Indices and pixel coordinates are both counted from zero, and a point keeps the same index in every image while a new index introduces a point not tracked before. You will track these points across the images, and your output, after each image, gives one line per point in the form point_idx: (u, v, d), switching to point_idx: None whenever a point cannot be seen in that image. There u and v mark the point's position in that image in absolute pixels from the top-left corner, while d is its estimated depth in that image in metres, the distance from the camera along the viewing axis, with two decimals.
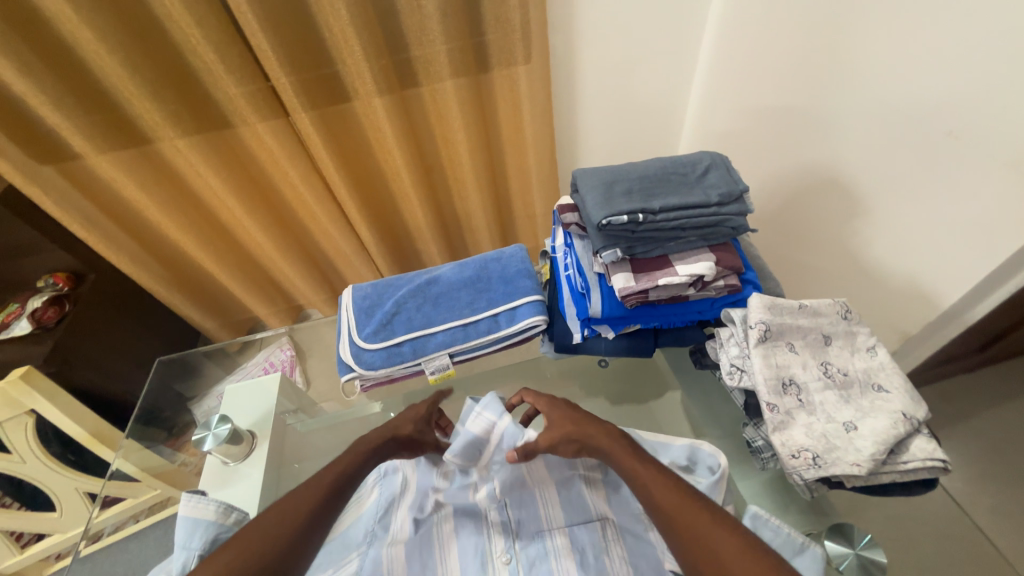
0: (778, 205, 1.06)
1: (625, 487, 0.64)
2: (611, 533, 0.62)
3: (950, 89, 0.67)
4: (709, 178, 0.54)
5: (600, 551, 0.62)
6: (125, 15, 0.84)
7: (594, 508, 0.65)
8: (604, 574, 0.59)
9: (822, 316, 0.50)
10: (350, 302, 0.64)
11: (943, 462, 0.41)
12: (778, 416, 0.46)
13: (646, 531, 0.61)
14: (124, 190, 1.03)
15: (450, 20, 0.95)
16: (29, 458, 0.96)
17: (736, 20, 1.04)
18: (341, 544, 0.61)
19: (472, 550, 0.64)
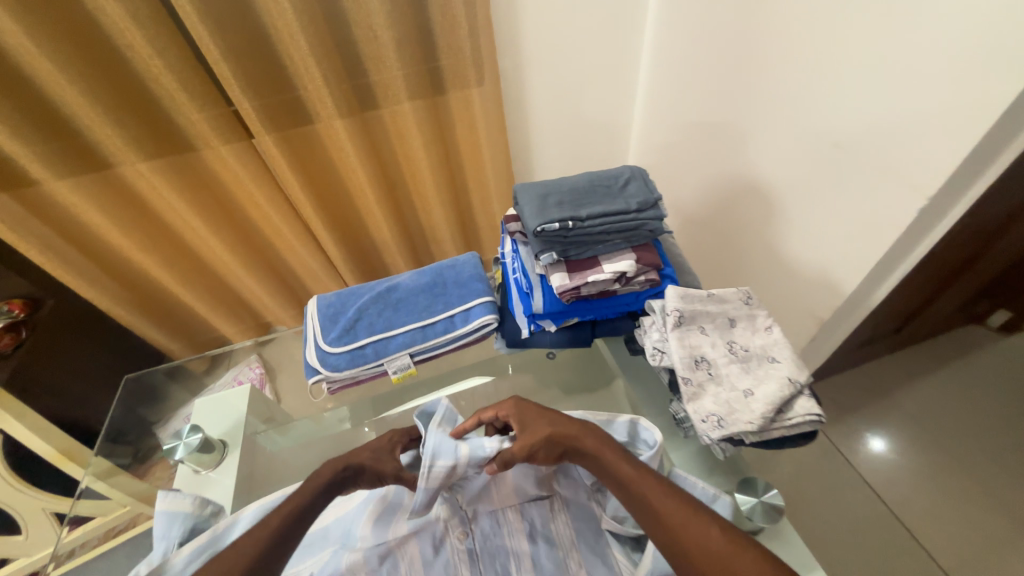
0: (713, 211, 1.17)
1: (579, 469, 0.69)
2: (558, 505, 0.69)
3: (833, 109, 0.79)
4: (629, 190, 0.64)
5: (547, 520, 0.69)
6: (87, 47, 0.87)
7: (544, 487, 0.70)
8: (552, 539, 0.67)
9: (728, 302, 0.59)
10: (316, 310, 0.69)
11: (818, 416, 0.50)
12: (691, 388, 0.54)
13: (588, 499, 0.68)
14: (84, 214, 1.04)
15: (405, 48, 1.02)
16: None
17: (666, 47, 1.16)
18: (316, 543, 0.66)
19: (432, 540, 0.67)
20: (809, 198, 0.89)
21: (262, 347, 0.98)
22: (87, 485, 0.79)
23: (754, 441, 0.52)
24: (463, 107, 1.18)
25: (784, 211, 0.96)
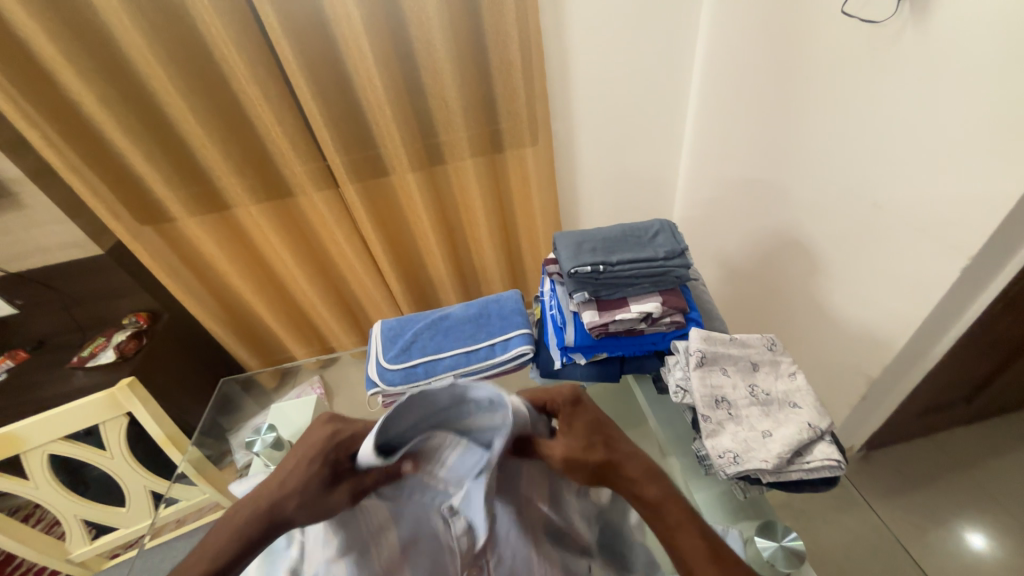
0: (757, 263, 1.19)
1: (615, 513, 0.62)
2: None
3: (869, 170, 0.82)
4: (657, 240, 0.71)
5: None
6: (227, 117, 1.11)
7: None
8: None
9: (751, 347, 0.62)
10: (379, 332, 0.80)
11: (837, 461, 0.51)
12: (710, 425, 0.57)
13: None
14: (203, 245, 1.26)
15: (471, 114, 1.19)
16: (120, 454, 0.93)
17: (708, 111, 1.25)
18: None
19: None
20: (853, 253, 0.90)
21: (325, 372, 1.10)
22: (181, 469, 0.93)
23: (772, 481, 0.53)
24: (518, 163, 1.32)
25: (827, 265, 0.96)
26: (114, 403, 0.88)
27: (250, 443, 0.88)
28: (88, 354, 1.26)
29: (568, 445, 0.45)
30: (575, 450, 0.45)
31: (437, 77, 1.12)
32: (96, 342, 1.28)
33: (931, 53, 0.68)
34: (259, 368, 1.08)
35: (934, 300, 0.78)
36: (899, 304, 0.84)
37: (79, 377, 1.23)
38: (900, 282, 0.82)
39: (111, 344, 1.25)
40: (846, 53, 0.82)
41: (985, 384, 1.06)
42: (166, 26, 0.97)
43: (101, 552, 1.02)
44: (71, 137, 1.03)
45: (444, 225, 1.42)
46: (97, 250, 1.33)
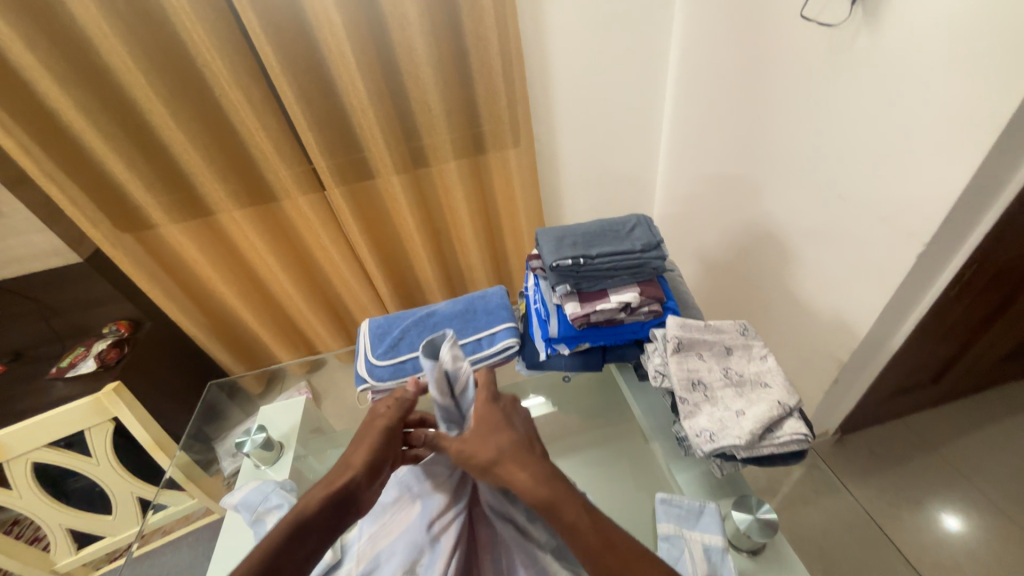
0: (734, 257, 1.23)
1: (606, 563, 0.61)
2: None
3: (832, 164, 0.87)
4: (635, 234, 0.74)
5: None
6: (210, 123, 1.11)
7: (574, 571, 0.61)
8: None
9: (725, 332, 0.66)
10: (367, 330, 0.81)
11: (804, 435, 0.55)
12: (687, 406, 0.60)
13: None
14: (187, 251, 1.26)
15: (454, 116, 1.22)
16: (106, 461, 0.92)
17: (684, 112, 1.29)
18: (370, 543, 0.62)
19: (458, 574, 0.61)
20: (821, 244, 0.94)
21: (311, 376, 1.09)
22: (170, 474, 0.92)
23: (745, 456, 0.57)
24: (501, 164, 1.35)
25: (798, 256, 1.01)
26: (100, 410, 0.87)
27: (239, 444, 0.88)
28: (68, 363, 1.23)
29: (504, 446, 0.56)
30: (508, 449, 0.55)
31: (419, 81, 1.14)
32: (77, 352, 1.26)
33: (884, 53, 0.73)
34: (243, 372, 1.05)
35: (895, 286, 0.83)
36: (864, 291, 0.88)
37: (60, 388, 1.21)
38: (865, 269, 0.87)
39: (93, 353, 1.23)
40: (809, 53, 0.86)
41: (948, 366, 1.12)
42: (145, 32, 0.97)
43: (88, 562, 1.00)
44: (48, 145, 1.02)
45: (429, 226, 1.44)
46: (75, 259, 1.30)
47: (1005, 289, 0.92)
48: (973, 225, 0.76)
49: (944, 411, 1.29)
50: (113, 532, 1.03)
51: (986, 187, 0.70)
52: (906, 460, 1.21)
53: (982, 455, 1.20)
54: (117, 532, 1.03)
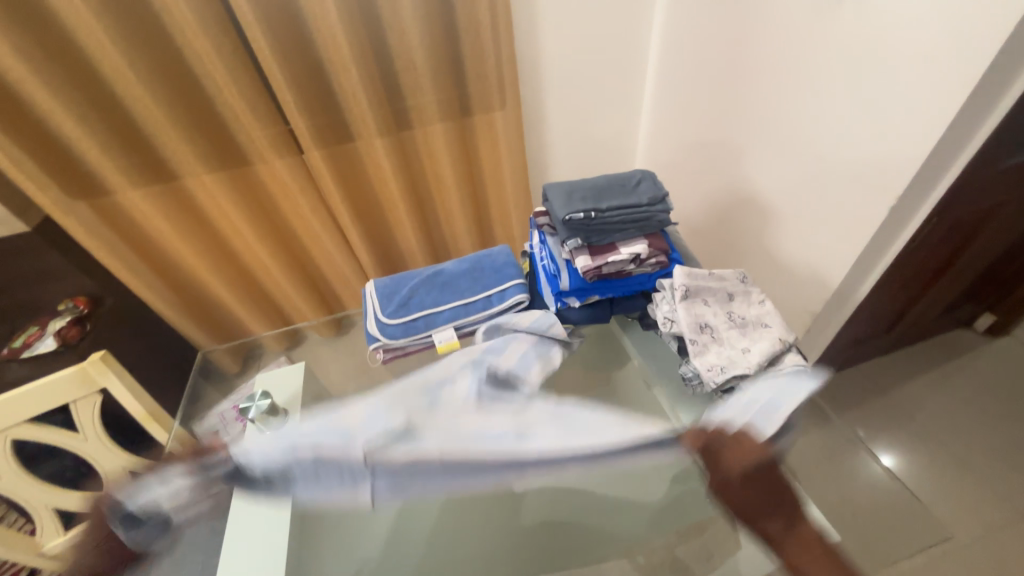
0: (713, 220, 1.29)
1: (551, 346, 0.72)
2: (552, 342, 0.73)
3: (812, 125, 0.92)
4: (640, 187, 0.76)
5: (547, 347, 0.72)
6: (166, 70, 0.99)
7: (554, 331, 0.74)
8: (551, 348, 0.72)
9: (727, 280, 0.70)
10: (374, 291, 0.79)
11: (803, 366, 0.60)
12: (696, 348, 0.64)
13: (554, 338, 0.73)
14: (150, 220, 1.15)
15: (439, 75, 1.18)
16: (93, 436, 0.93)
17: (669, 74, 1.30)
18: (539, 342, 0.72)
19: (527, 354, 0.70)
20: (799, 203, 1.00)
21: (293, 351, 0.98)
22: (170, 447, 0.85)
23: None
24: (487, 128, 1.33)
25: (778, 215, 1.06)
26: (85, 378, 0.87)
27: (243, 409, 0.83)
28: (21, 343, 1.14)
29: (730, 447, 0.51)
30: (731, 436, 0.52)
31: (404, 37, 1.09)
32: (30, 331, 1.17)
33: None
34: (209, 346, 1.03)
35: (868, 239, 0.89)
36: (837, 245, 0.95)
37: (15, 368, 1.12)
38: (841, 224, 0.93)
39: (52, 331, 1.14)
40: (795, 20, 0.89)
41: (900, 318, 1.24)
42: None
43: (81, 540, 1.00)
44: None
45: (414, 194, 1.40)
46: (20, 229, 1.17)
47: (954, 244, 1.02)
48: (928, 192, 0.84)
49: (893, 359, 1.43)
50: None
51: (954, 145, 0.77)
52: (859, 403, 1.35)
53: (922, 396, 1.35)
54: None
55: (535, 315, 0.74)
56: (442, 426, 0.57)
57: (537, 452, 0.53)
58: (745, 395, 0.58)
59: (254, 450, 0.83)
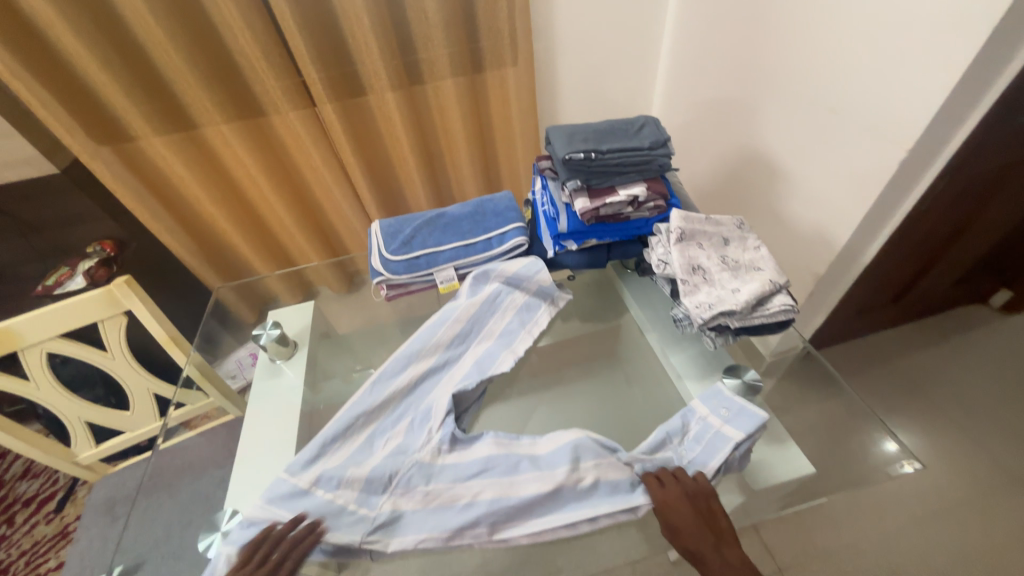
0: (722, 181, 1.27)
1: (536, 312, 0.80)
2: (539, 309, 0.80)
3: (827, 77, 0.89)
4: (643, 132, 0.76)
5: (531, 319, 0.79)
6: (182, 14, 1.00)
7: (541, 297, 0.81)
8: (536, 321, 0.79)
9: (723, 225, 0.71)
10: (379, 230, 0.81)
11: (790, 307, 0.61)
12: (687, 287, 0.65)
13: (539, 308, 0.80)
14: (171, 168, 1.19)
15: (451, 28, 1.17)
16: (120, 354, 1.01)
17: (686, 30, 1.27)
18: (525, 307, 0.79)
19: (513, 325, 0.78)
20: (809, 161, 0.98)
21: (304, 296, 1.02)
22: (187, 372, 0.91)
23: (738, 327, 0.63)
24: (499, 84, 1.32)
25: (787, 174, 1.05)
26: (111, 301, 0.94)
27: (255, 336, 0.89)
28: (54, 282, 1.21)
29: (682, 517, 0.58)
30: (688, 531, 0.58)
31: None
32: (61, 271, 1.23)
33: None
34: (217, 287, 1.01)
35: (876, 197, 0.88)
36: (844, 206, 0.94)
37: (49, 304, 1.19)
38: (849, 183, 0.91)
39: (81, 271, 1.21)
40: None
41: (909, 287, 1.23)
42: None
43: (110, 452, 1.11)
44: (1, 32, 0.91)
45: (424, 151, 1.42)
46: (48, 173, 1.22)
47: (968, 210, 1.00)
48: (940, 151, 0.82)
49: (900, 331, 1.42)
50: (130, 428, 1.14)
51: (973, 98, 0.74)
52: (859, 372, 1.35)
53: (925, 368, 1.35)
54: (134, 427, 1.15)
55: (522, 262, 0.78)
56: (431, 461, 0.65)
57: (512, 492, 0.61)
58: (701, 415, 0.67)
59: (267, 379, 0.89)
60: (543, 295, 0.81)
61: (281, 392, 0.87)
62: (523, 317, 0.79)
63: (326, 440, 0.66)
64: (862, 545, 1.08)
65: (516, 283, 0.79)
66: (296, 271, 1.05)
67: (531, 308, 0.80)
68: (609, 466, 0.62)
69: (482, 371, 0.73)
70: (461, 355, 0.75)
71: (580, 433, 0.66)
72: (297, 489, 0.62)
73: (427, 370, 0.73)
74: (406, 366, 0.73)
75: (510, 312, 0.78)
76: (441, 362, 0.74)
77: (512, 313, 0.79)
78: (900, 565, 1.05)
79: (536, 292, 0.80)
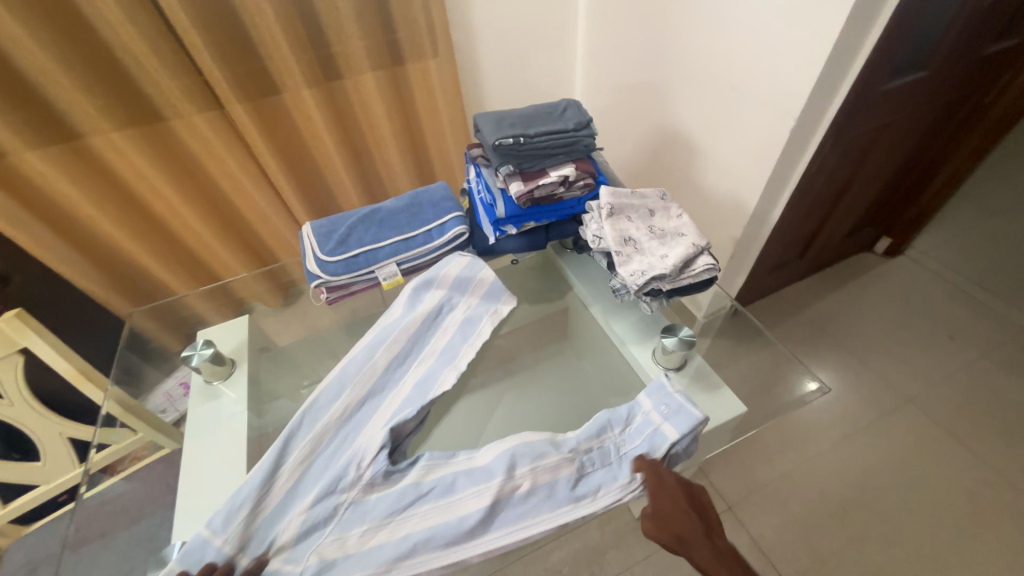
0: (645, 159, 1.35)
1: (478, 322, 0.76)
2: (481, 319, 0.77)
3: (724, 56, 0.97)
4: (567, 114, 0.79)
5: (473, 330, 0.76)
6: (47, 8, 0.88)
7: (483, 307, 0.78)
8: (477, 332, 0.76)
9: (647, 197, 0.76)
10: (311, 232, 0.78)
11: (712, 265, 0.67)
12: (621, 258, 0.69)
13: (480, 319, 0.77)
14: (54, 186, 1.05)
15: (365, 19, 1.13)
16: (21, 400, 0.92)
17: (598, 18, 1.32)
18: (466, 321, 0.76)
19: (454, 339, 0.75)
20: (717, 134, 1.07)
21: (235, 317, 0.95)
22: (105, 409, 0.83)
23: (669, 289, 0.69)
24: (421, 77, 1.30)
25: (701, 148, 1.14)
26: (2, 341, 0.83)
27: (185, 358, 0.82)
28: None
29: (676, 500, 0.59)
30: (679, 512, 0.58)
31: None
32: None
33: None
34: (130, 314, 0.92)
35: (774, 163, 0.98)
36: (750, 173, 1.04)
37: None
38: (752, 151, 1.01)
39: None
40: None
41: (810, 243, 1.38)
42: None
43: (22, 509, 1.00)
44: None
45: (350, 149, 1.37)
46: None
47: (849, 170, 1.14)
48: (821, 117, 0.93)
49: (807, 282, 1.60)
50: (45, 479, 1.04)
51: (842, 69, 0.85)
52: (778, 322, 1.51)
53: (830, 313, 1.53)
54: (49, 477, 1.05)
55: (463, 264, 0.78)
56: (364, 499, 0.60)
57: (447, 525, 0.57)
58: (645, 411, 0.68)
59: (203, 403, 0.82)
60: (487, 300, 0.78)
61: (222, 415, 0.81)
62: (464, 329, 0.76)
63: (249, 488, 0.59)
64: (793, 473, 1.22)
65: (461, 287, 0.78)
66: (222, 286, 0.98)
67: (472, 317, 0.77)
68: (546, 468, 0.61)
69: (424, 394, 0.69)
70: (397, 375, 0.71)
71: (518, 442, 0.64)
72: (219, 553, 0.56)
73: (360, 395, 0.68)
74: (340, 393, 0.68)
75: (450, 327, 0.75)
76: (377, 385, 0.70)
77: (453, 326, 0.76)
78: (824, 485, 1.20)
79: (480, 302, 0.78)
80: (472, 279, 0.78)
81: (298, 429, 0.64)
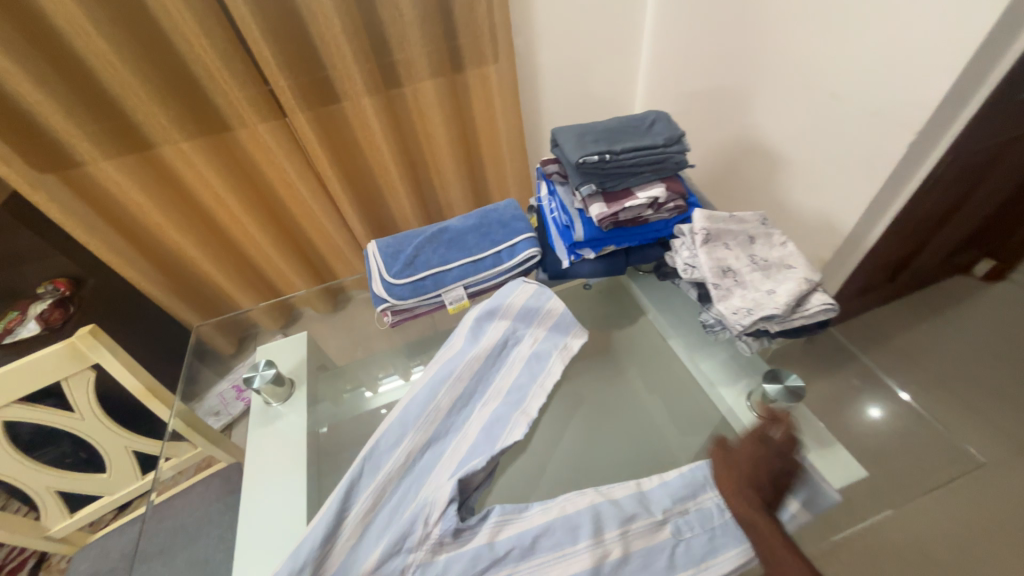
0: (717, 172, 1.25)
1: (547, 359, 0.71)
2: (550, 356, 0.71)
3: (825, 61, 0.87)
4: (655, 128, 0.72)
5: (541, 367, 0.71)
6: (126, 21, 0.89)
7: (551, 342, 0.73)
8: (546, 370, 0.70)
9: (747, 222, 0.67)
10: (377, 251, 0.75)
11: (831, 305, 0.58)
12: (720, 292, 0.61)
13: (549, 355, 0.71)
14: (126, 193, 1.07)
15: (428, 26, 1.09)
16: (90, 415, 0.93)
17: (669, 19, 1.24)
18: (534, 358, 0.71)
19: (521, 377, 0.69)
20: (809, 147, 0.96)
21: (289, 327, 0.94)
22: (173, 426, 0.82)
23: (777, 329, 0.60)
24: (480, 83, 1.26)
25: (787, 162, 1.03)
26: (76, 356, 0.85)
27: (247, 378, 0.80)
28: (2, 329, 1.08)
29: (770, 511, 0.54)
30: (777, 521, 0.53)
31: None
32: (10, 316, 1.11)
33: None
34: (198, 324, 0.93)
35: (882, 180, 0.86)
36: (848, 191, 0.93)
37: None
38: (853, 167, 0.90)
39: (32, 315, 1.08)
40: None
41: (903, 266, 1.24)
42: None
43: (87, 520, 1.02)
44: None
45: (405, 158, 1.34)
46: None
47: (963, 188, 1.00)
48: (945, 130, 0.81)
49: (894, 307, 1.44)
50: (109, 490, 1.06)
51: (980, 74, 0.73)
52: (861, 352, 1.36)
53: (921, 343, 1.37)
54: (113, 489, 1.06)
55: (531, 292, 0.73)
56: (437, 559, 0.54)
57: None
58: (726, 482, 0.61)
59: (262, 422, 0.80)
60: (552, 331, 0.73)
61: (280, 436, 0.79)
62: (532, 366, 0.70)
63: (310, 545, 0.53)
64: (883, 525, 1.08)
65: (527, 319, 0.72)
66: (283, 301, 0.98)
67: (540, 354, 0.71)
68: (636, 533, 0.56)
69: (493, 442, 0.63)
70: (464, 417, 0.65)
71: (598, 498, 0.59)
72: None
73: (426, 438, 0.63)
74: (404, 436, 0.62)
75: (517, 363, 0.70)
76: (443, 426, 0.64)
77: (521, 363, 0.70)
78: (922, 543, 1.05)
79: (548, 336, 0.72)
80: (539, 311, 0.73)
81: (360, 478, 0.58)
